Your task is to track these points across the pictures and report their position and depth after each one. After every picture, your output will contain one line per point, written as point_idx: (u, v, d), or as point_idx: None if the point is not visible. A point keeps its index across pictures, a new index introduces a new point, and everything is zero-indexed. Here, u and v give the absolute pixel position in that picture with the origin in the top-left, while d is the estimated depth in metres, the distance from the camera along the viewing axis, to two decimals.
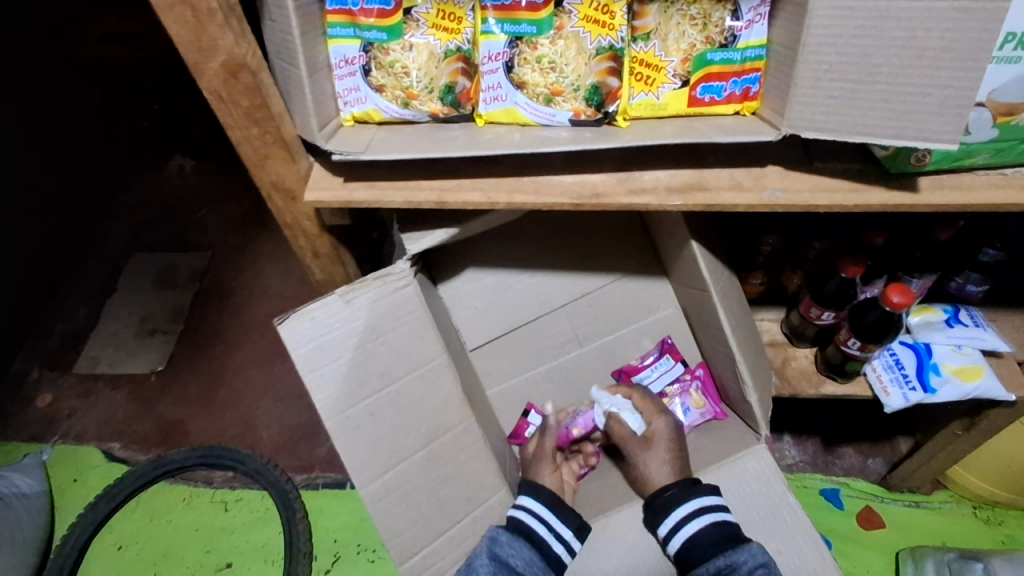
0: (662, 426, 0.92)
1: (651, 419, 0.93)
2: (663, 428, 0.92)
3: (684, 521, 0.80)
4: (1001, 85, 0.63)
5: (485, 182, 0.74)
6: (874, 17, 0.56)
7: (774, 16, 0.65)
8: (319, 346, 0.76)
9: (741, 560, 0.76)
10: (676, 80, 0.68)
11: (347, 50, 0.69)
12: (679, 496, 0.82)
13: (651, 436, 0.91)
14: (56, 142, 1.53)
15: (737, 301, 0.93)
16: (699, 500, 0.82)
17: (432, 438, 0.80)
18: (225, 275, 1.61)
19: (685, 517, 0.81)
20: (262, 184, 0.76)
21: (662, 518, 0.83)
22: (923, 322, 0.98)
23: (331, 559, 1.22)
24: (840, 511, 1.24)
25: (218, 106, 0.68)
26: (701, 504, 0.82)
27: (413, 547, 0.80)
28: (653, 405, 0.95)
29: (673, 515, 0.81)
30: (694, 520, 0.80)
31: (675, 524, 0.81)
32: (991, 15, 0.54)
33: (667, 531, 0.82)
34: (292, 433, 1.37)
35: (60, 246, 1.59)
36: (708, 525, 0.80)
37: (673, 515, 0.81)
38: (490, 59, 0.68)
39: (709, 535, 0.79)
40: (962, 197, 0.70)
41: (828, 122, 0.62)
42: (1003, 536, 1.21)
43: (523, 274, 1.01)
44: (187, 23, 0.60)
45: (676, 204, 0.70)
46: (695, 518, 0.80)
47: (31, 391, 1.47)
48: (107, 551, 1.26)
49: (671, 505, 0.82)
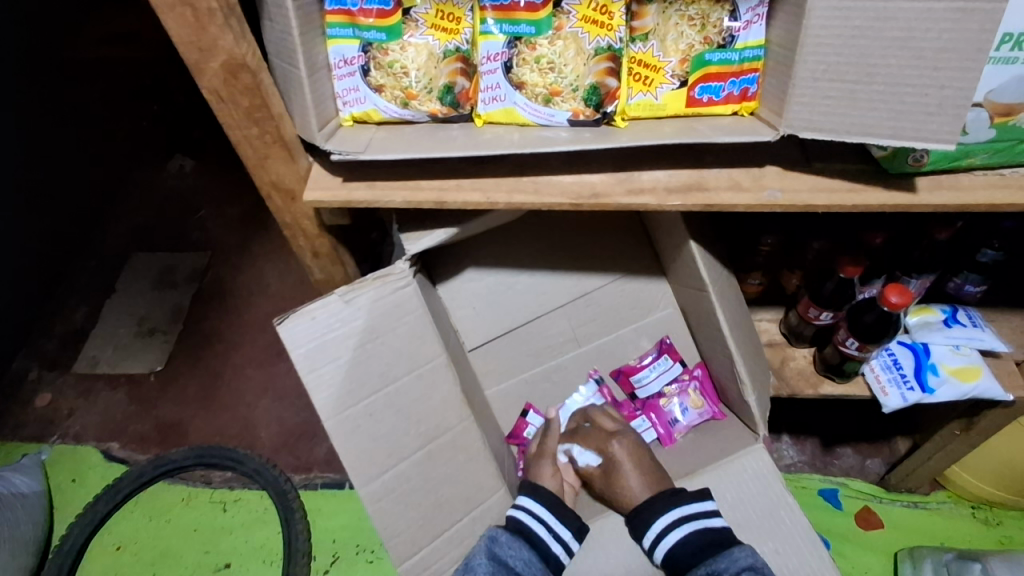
0: (618, 449, 0.91)
1: (602, 447, 0.93)
2: (621, 452, 0.91)
3: (667, 530, 0.81)
4: (999, 85, 0.64)
5: (484, 182, 0.74)
6: (872, 18, 0.56)
7: (772, 17, 0.65)
8: (319, 345, 0.77)
9: (722, 568, 0.76)
10: (674, 80, 0.68)
11: (346, 50, 0.69)
12: (658, 508, 0.83)
13: (610, 462, 0.91)
14: (55, 143, 1.53)
15: (736, 302, 0.93)
16: (681, 509, 0.82)
17: (431, 437, 0.81)
18: (224, 275, 1.61)
19: (669, 526, 0.81)
20: (262, 184, 0.76)
21: (644, 530, 0.83)
22: (921, 322, 0.99)
23: (330, 559, 1.22)
24: (839, 511, 1.24)
25: (218, 106, 0.68)
26: (684, 513, 0.82)
27: (412, 547, 0.80)
28: (601, 435, 0.95)
29: (655, 526, 0.82)
30: (676, 529, 0.81)
31: (658, 534, 0.82)
32: (989, 16, 0.54)
33: (650, 543, 0.82)
34: (291, 433, 1.37)
35: (60, 246, 1.59)
36: (690, 533, 0.80)
37: (655, 526, 0.82)
38: (488, 59, 0.68)
39: (692, 544, 0.80)
40: (960, 197, 0.70)
41: (826, 122, 0.62)
42: (1001, 537, 1.21)
43: (522, 274, 1.01)
44: (187, 23, 0.60)
45: (674, 204, 0.71)
46: (677, 527, 0.81)
47: (30, 391, 1.47)
48: (107, 550, 1.26)
49: (651, 518, 0.82)
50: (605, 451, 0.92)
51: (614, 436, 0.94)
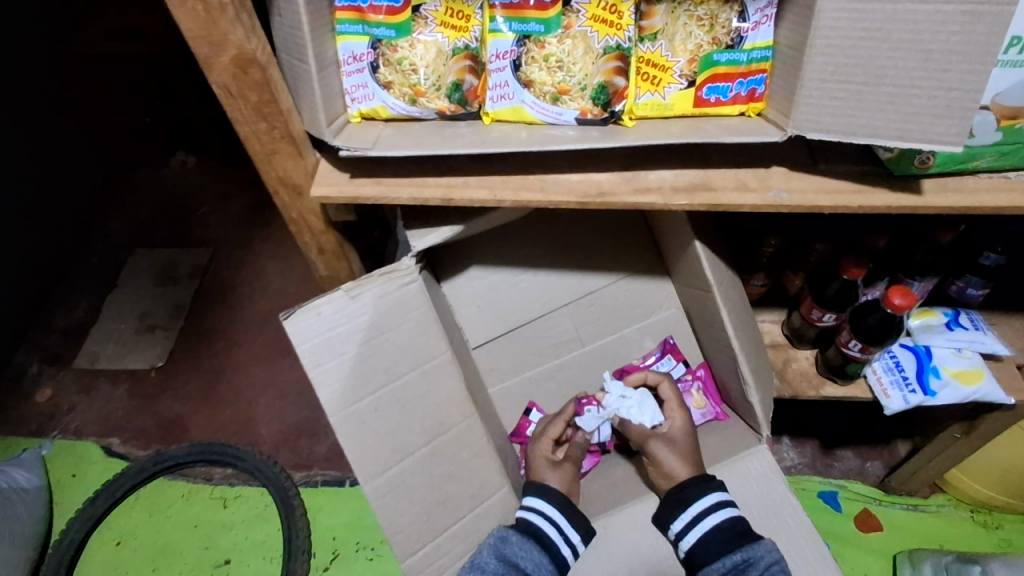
0: (680, 425, 0.92)
1: (670, 414, 0.93)
2: (681, 426, 0.92)
3: (702, 515, 0.81)
4: (1006, 88, 0.64)
5: (491, 179, 0.74)
6: (881, 19, 0.56)
7: (780, 19, 0.65)
8: (325, 341, 0.77)
9: (758, 555, 0.77)
10: (682, 81, 0.68)
11: (355, 47, 0.69)
12: (693, 492, 0.83)
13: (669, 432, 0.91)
14: (57, 137, 1.53)
15: (739, 302, 0.94)
16: (715, 495, 0.83)
17: (435, 435, 0.81)
18: (226, 272, 1.60)
19: (704, 511, 0.81)
20: (269, 179, 0.76)
21: (677, 512, 0.83)
22: (923, 325, 0.99)
23: (330, 556, 1.22)
24: (838, 513, 1.24)
25: (227, 100, 0.68)
26: (717, 500, 0.83)
27: (415, 544, 0.80)
28: (677, 400, 0.94)
29: (691, 509, 0.81)
30: (711, 515, 0.81)
31: (692, 519, 0.81)
32: (997, 19, 0.54)
33: (682, 526, 0.82)
34: (292, 431, 1.37)
35: (62, 241, 1.59)
36: (725, 520, 0.81)
37: (691, 509, 0.82)
38: (497, 58, 0.69)
39: (725, 530, 0.80)
40: (966, 200, 0.70)
41: (832, 124, 0.62)
42: (1000, 540, 1.22)
43: (526, 273, 1.01)
44: (198, 17, 0.61)
45: (680, 203, 0.71)
46: (713, 513, 0.81)
47: (30, 385, 1.47)
48: (106, 545, 1.26)
49: (689, 499, 0.82)
50: (667, 422, 0.92)
51: (682, 410, 0.94)
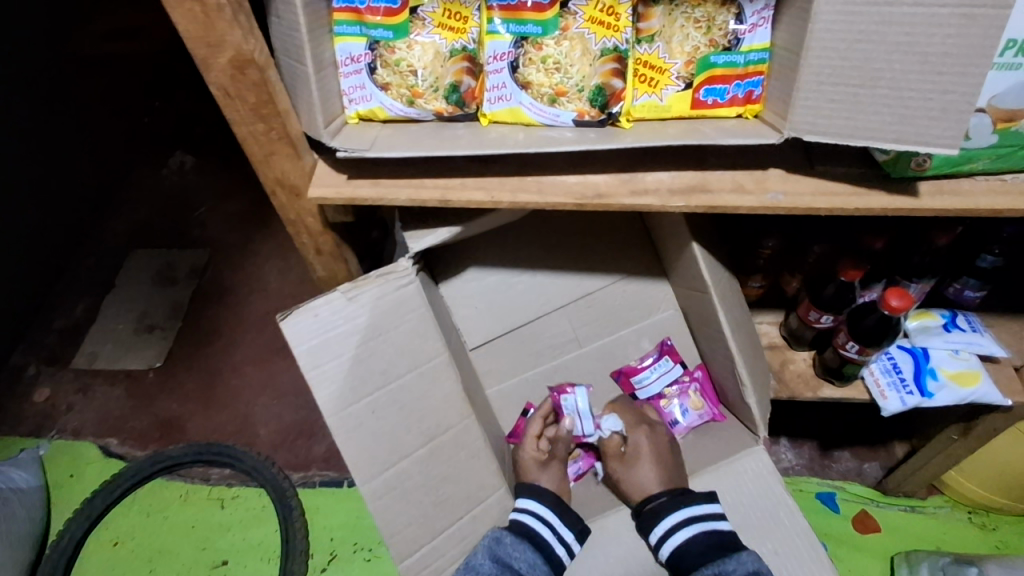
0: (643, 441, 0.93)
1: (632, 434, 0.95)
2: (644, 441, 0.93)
3: (676, 528, 0.82)
4: (1002, 91, 0.64)
5: (489, 181, 0.74)
6: (877, 22, 0.56)
7: (777, 21, 0.65)
8: (322, 342, 0.77)
9: (730, 569, 0.76)
10: (680, 82, 0.68)
11: (352, 48, 0.69)
12: (669, 503, 0.84)
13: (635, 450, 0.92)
14: (56, 136, 1.53)
15: (737, 304, 0.94)
16: (690, 508, 0.84)
17: (432, 436, 0.81)
18: (224, 272, 1.60)
19: (678, 524, 0.82)
20: (267, 180, 0.76)
21: (652, 526, 0.84)
22: (920, 327, 0.99)
23: (327, 557, 1.22)
24: (836, 515, 1.24)
25: (225, 101, 0.68)
26: (693, 513, 0.83)
27: (412, 545, 0.80)
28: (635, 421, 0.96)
29: (664, 523, 0.83)
30: (684, 528, 0.82)
31: (666, 532, 0.82)
32: (993, 22, 0.55)
33: (657, 540, 0.83)
34: (290, 431, 1.37)
35: (60, 241, 1.59)
36: (698, 534, 0.81)
37: (665, 523, 0.83)
38: (495, 59, 0.69)
39: (700, 543, 0.80)
40: (962, 202, 0.70)
41: (829, 126, 0.62)
42: (997, 542, 1.22)
43: (525, 274, 1.01)
44: (195, 18, 0.61)
45: (677, 205, 0.71)
46: (686, 526, 0.82)
47: (28, 386, 1.47)
48: (102, 546, 1.26)
49: (662, 512, 0.83)
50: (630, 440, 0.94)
51: (642, 428, 0.95)
